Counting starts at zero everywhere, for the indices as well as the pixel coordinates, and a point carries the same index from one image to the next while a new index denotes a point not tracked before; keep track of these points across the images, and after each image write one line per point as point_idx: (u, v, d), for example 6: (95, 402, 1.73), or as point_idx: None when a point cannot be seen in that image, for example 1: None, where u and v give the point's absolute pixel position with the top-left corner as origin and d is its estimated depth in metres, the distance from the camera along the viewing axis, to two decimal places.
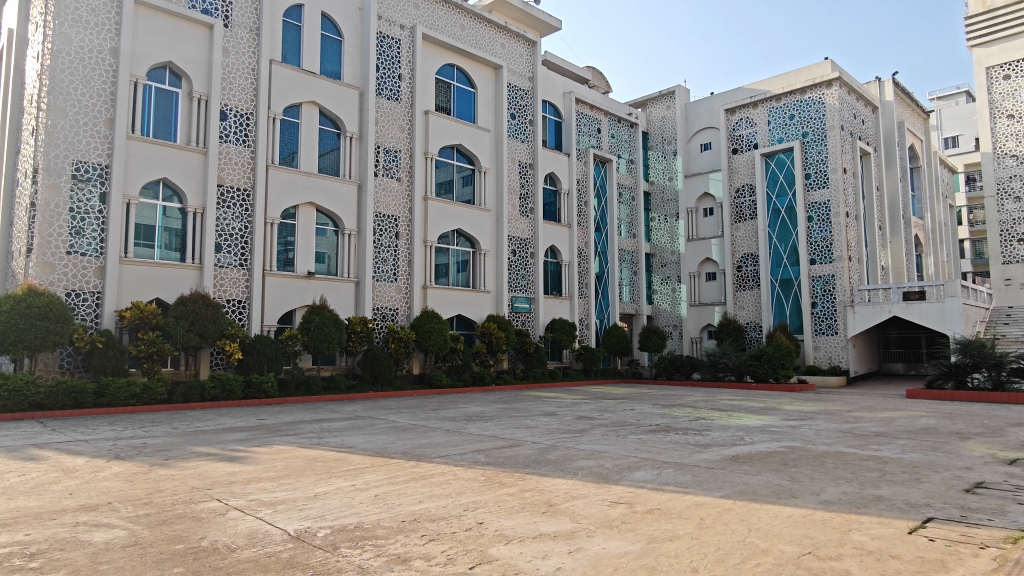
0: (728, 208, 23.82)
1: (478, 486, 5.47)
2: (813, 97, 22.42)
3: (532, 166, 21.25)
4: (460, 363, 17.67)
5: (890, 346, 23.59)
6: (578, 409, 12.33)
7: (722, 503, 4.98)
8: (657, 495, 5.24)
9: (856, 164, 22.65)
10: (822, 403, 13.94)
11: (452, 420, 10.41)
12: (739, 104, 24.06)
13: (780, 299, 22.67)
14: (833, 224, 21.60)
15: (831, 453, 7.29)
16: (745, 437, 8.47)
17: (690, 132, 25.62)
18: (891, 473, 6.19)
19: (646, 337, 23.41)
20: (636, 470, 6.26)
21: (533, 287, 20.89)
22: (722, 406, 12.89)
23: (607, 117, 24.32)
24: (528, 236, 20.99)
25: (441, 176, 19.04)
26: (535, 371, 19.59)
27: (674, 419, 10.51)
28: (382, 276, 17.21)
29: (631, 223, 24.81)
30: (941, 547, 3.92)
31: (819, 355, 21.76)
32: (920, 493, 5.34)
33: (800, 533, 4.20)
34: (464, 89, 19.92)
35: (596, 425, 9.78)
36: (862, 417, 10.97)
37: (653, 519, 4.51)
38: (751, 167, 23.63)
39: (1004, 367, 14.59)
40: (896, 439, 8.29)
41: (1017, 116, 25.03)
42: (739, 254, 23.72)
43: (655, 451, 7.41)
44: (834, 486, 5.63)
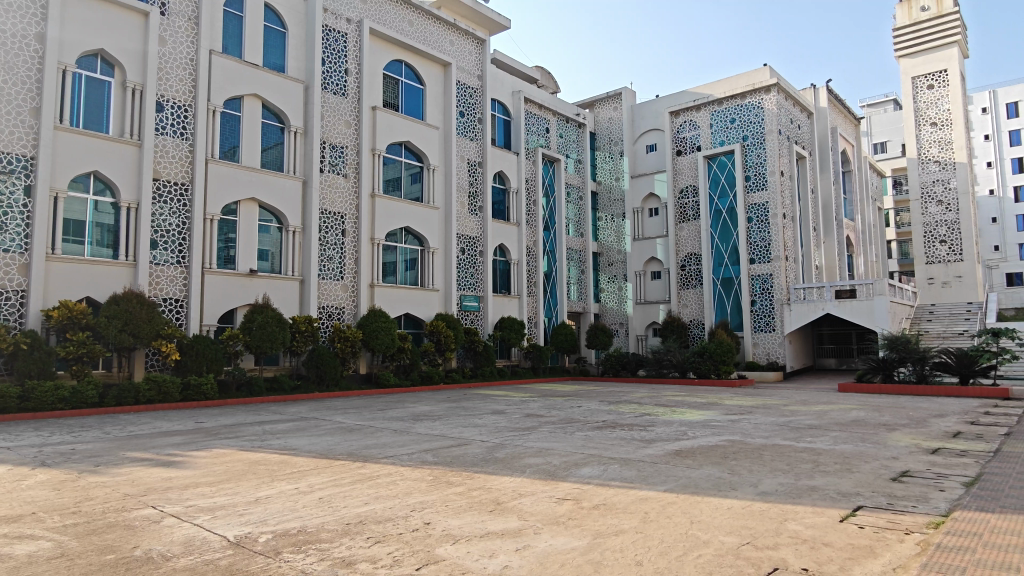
0: (672, 209, 24.39)
1: (425, 486, 5.43)
2: (753, 102, 23.14)
3: (481, 165, 21.22)
4: (408, 363, 17.50)
5: (823, 342, 24.61)
6: (526, 407, 12.40)
7: (665, 497, 5.09)
8: (603, 490, 5.31)
9: (792, 167, 23.54)
10: (760, 398, 14.40)
11: (399, 420, 10.30)
12: (683, 107, 24.62)
13: (721, 297, 23.37)
14: (771, 225, 22.39)
15: (768, 446, 7.55)
16: (688, 432, 8.69)
17: (636, 133, 26.08)
18: (824, 464, 6.46)
19: (593, 335, 23.69)
20: (583, 466, 6.33)
21: (482, 285, 20.87)
22: (666, 402, 13.18)
23: (555, 117, 24.51)
24: (477, 234, 20.94)
25: (389, 173, 18.79)
26: (483, 370, 19.57)
27: (620, 415, 10.68)
28: (328, 274, 16.87)
29: (579, 223, 25.09)
30: (870, 534, 4.12)
31: (758, 351, 22.50)
32: (851, 483, 5.60)
33: (739, 525, 4.33)
34: (412, 86, 19.74)
35: (544, 423, 9.84)
36: (797, 410, 11.41)
37: (599, 514, 4.57)
38: (694, 169, 24.28)
39: (927, 361, 15.43)
40: (829, 431, 8.65)
41: (939, 124, 26.49)
42: (683, 254, 24.32)
43: (601, 447, 7.51)
44: (771, 478, 5.83)
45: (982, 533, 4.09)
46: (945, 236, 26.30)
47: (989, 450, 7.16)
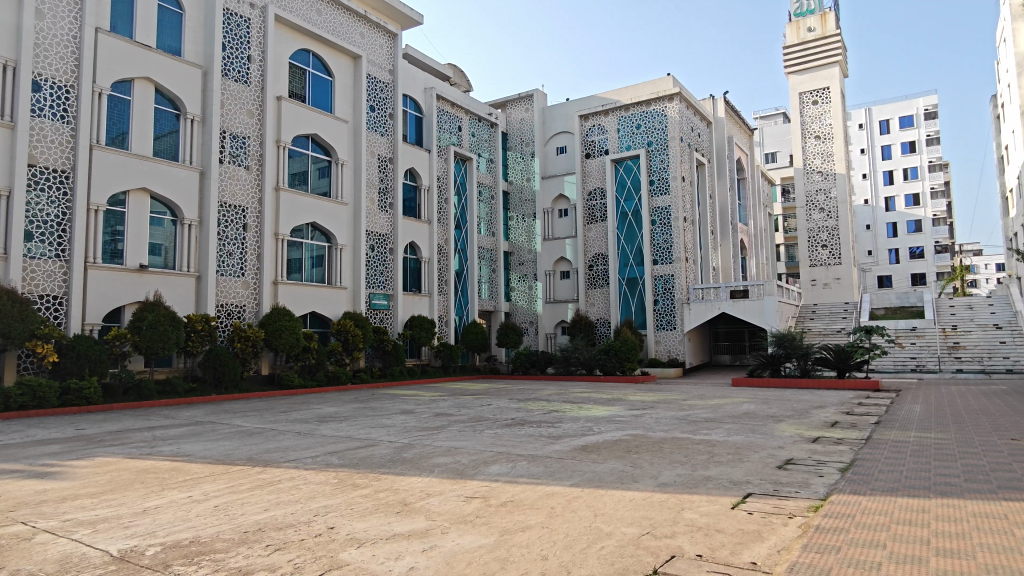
0: (581, 210, 24.99)
1: (330, 489, 5.29)
2: (657, 109, 24.08)
3: (391, 161, 20.86)
4: (313, 363, 16.95)
5: (719, 339, 26.03)
6: (436, 406, 12.33)
7: (571, 492, 5.21)
8: (510, 487, 5.38)
9: (692, 173, 24.72)
10: (661, 393, 15.03)
11: (303, 422, 9.97)
12: (592, 111, 25.26)
13: (626, 297, 24.18)
14: (673, 228, 23.42)
15: (668, 439, 7.91)
16: (593, 427, 8.93)
17: (546, 135, 26.49)
18: (718, 455, 6.84)
19: (503, 333, 23.85)
20: (491, 464, 6.37)
21: (392, 283, 20.54)
22: (574, 399, 13.47)
23: (467, 116, 24.47)
24: (386, 232, 20.57)
25: (294, 166, 18.11)
26: (392, 370, 19.24)
27: (529, 413, 10.83)
28: (227, 270, 16.04)
29: (490, 221, 25.23)
30: (758, 519, 4.41)
31: (660, 348, 23.48)
32: (742, 471, 5.96)
33: (640, 515, 4.51)
34: (320, 77, 19.12)
35: (454, 422, 9.83)
36: (695, 405, 12.01)
37: (507, 511, 4.63)
38: (601, 172, 25.01)
39: (810, 357, 16.66)
40: (723, 424, 9.17)
41: (823, 137, 28.63)
42: (591, 254, 24.98)
43: (509, 445, 7.59)
44: (670, 469, 6.10)
45: (854, 514, 4.47)
46: (826, 241, 28.46)
47: (861, 438, 7.83)
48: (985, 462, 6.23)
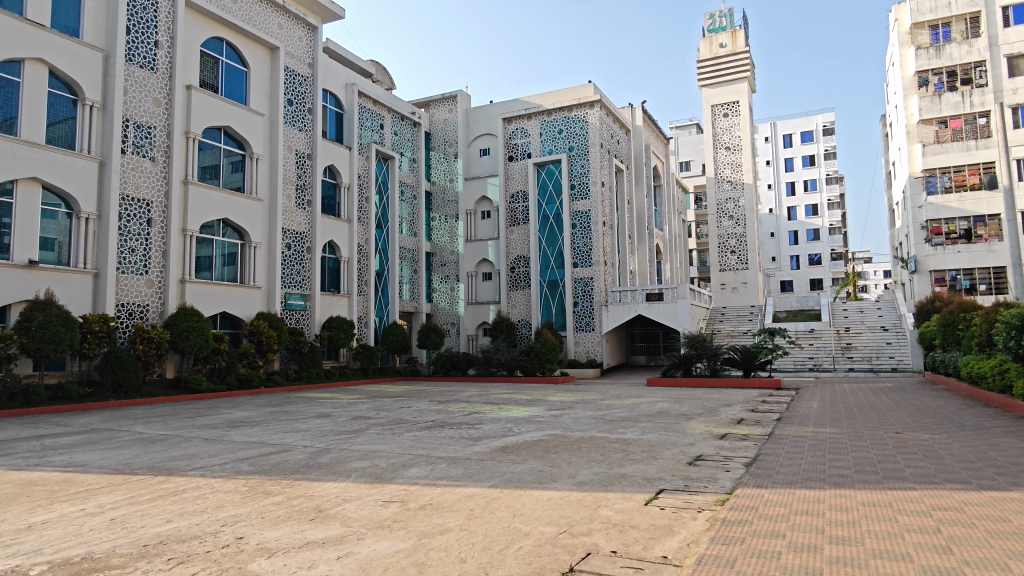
0: (504, 212, 25.13)
1: (239, 498, 5.07)
2: (578, 115, 24.57)
3: (310, 157, 20.24)
4: (223, 366, 16.19)
5: (635, 340, 26.86)
6: (354, 409, 12.07)
7: (490, 493, 5.23)
8: (429, 490, 5.34)
9: (612, 179, 25.37)
10: (579, 393, 15.36)
11: (212, 428, 9.51)
12: (515, 114, 25.47)
13: (547, 298, 24.51)
14: (592, 232, 23.98)
15: (585, 438, 8.09)
16: (513, 428, 9.01)
17: (470, 137, 26.47)
18: (633, 452, 7.05)
19: (424, 334, 23.65)
20: (410, 467, 6.30)
21: (309, 283, 19.94)
22: (494, 400, 13.51)
23: (390, 114, 24.10)
24: (304, 230, 19.94)
25: (205, 159, 17.27)
26: (309, 372, 18.65)
27: (449, 415, 10.79)
28: (129, 267, 15.07)
29: (412, 222, 24.95)
30: (669, 514, 4.58)
31: (579, 349, 23.98)
32: (654, 468, 6.17)
33: (557, 514, 4.58)
34: (234, 67, 18.31)
35: (372, 425, 9.66)
36: (611, 404, 12.33)
37: (425, 514, 4.59)
38: (524, 175, 25.23)
39: (719, 357, 17.45)
40: (638, 422, 9.47)
41: (733, 148, 30.09)
42: (513, 255, 25.16)
43: (429, 447, 7.53)
44: (587, 468, 6.24)
45: (757, 507, 4.73)
46: (735, 247, 29.94)
47: (764, 434, 8.28)
48: (873, 454, 6.74)
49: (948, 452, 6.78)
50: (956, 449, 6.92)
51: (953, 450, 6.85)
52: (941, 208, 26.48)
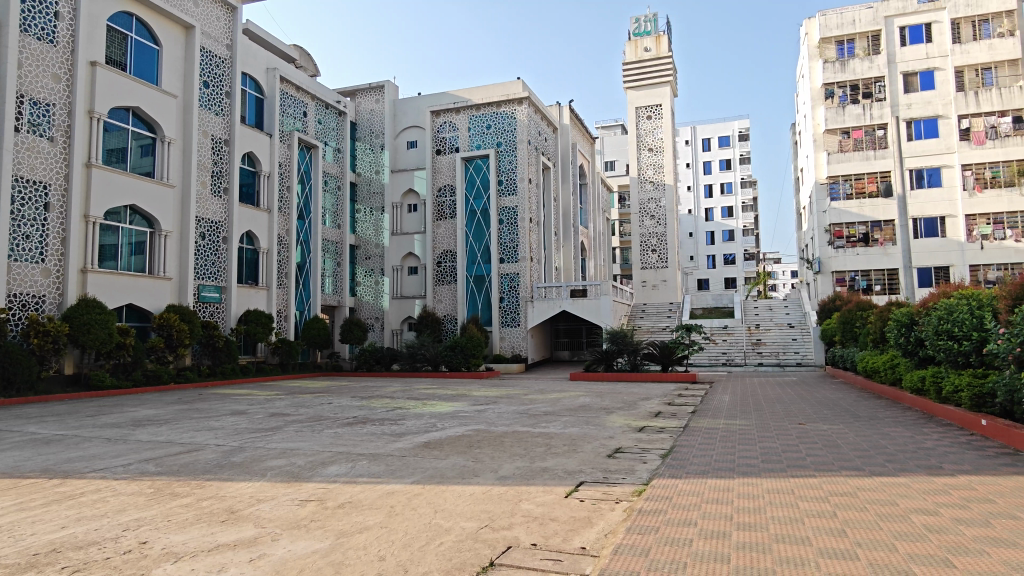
0: (430, 206, 24.92)
1: (143, 500, 4.80)
2: (507, 111, 24.66)
3: (227, 144, 19.36)
4: (129, 361, 15.30)
5: (559, 336, 27.28)
6: (271, 406, 11.66)
7: (411, 489, 5.18)
8: (349, 488, 5.23)
9: (539, 176, 25.59)
10: (503, 388, 15.44)
11: (115, 427, 8.96)
12: (444, 108, 25.31)
13: (473, 293, 24.49)
14: (518, 228, 24.14)
15: (509, 432, 8.16)
16: (436, 423, 8.96)
17: (397, 129, 26.07)
18: (554, 446, 7.16)
19: (347, 329, 23.17)
20: (330, 465, 6.15)
21: (225, 275, 19.09)
22: (418, 395, 13.40)
23: (313, 101, 23.36)
24: (220, 219, 19.08)
25: (111, 141, 16.21)
26: (223, 367, 17.91)
27: (371, 410, 10.61)
28: (22, 256, 13.97)
29: (336, 213, 24.35)
30: (588, 506, 4.69)
31: (504, 345, 24.14)
32: (575, 461, 6.30)
33: (479, 509, 4.60)
34: (145, 45, 17.26)
35: (290, 422, 9.37)
36: (535, 399, 12.48)
37: (344, 513, 4.49)
38: (451, 169, 25.09)
39: (639, 352, 18.02)
40: (560, 416, 9.62)
41: (655, 149, 30.99)
42: (439, 250, 24.99)
43: (349, 444, 7.37)
44: (510, 462, 6.29)
45: (672, 496, 4.91)
46: (656, 246, 30.90)
47: (680, 426, 8.61)
48: (778, 445, 7.14)
49: (845, 441, 7.28)
50: (852, 438, 7.43)
51: (849, 439, 7.36)
52: (843, 213, 28.30)
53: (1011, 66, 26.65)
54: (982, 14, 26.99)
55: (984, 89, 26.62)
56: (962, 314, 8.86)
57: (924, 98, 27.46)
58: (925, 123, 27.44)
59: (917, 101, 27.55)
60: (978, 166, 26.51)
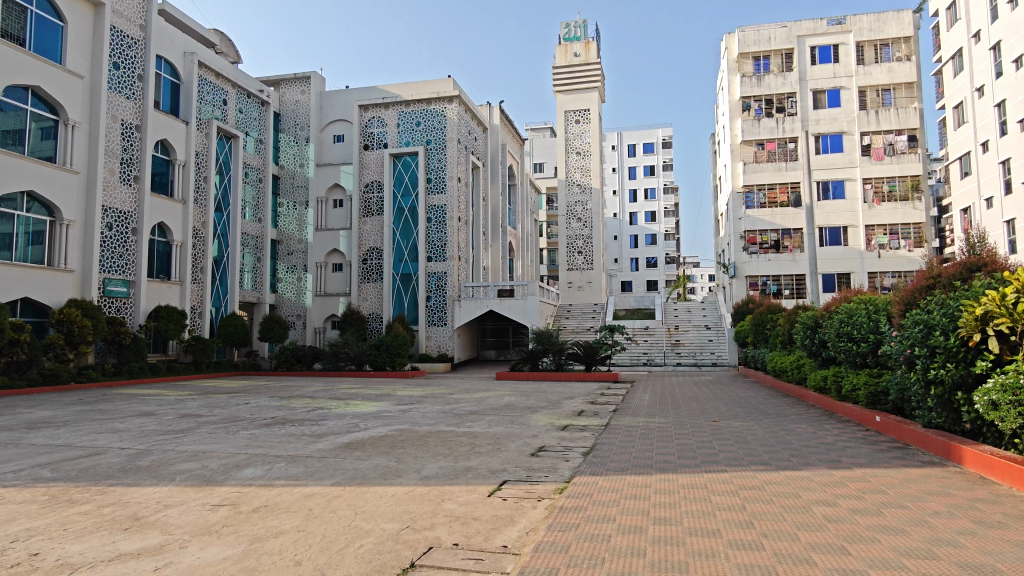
0: (357, 202, 24.43)
1: (36, 509, 4.47)
2: (436, 109, 24.43)
3: (138, 129, 18.27)
4: (24, 359, 14.19)
5: (486, 335, 27.35)
6: (183, 406, 11.11)
7: (330, 491, 5.06)
8: (265, 491, 5.06)
9: (468, 175, 25.53)
10: (428, 388, 15.32)
11: (5, 430, 8.30)
12: (372, 103, 24.85)
13: (399, 291, 24.18)
14: (447, 226, 23.99)
15: (433, 432, 8.11)
16: (359, 424, 8.79)
17: (323, 122, 25.40)
18: (479, 445, 7.17)
19: (266, 327, 22.36)
20: (245, 468, 5.93)
21: (134, 268, 18.02)
22: (340, 395, 13.12)
23: (234, 89, 22.40)
24: (130, 208, 17.99)
25: (6, 122, 15.05)
26: (130, 366, 16.91)
27: (291, 411, 10.30)
28: None
29: (257, 207, 23.47)
30: (511, 504, 4.73)
31: (430, 344, 23.98)
32: (499, 461, 6.32)
33: (401, 510, 4.55)
34: (47, 20, 16.06)
35: (204, 423, 8.96)
36: (460, 398, 12.47)
37: (259, 517, 4.35)
38: (379, 165, 24.67)
39: (564, 352, 18.29)
40: (485, 416, 9.64)
41: (583, 153, 31.54)
42: (365, 247, 24.52)
43: (267, 446, 7.13)
44: (434, 462, 6.25)
45: (592, 493, 5.01)
46: (582, 248, 31.48)
47: (601, 425, 8.81)
48: (693, 441, 7.43)
49: (754, 437, 7.66)
50: (761, 434, 7.84)
51: (758, 435, 7.76)
52: (757, 221, 29.70)
53: (908, 89, 28.85)
54: (883, 38, 29.04)
55: (884, 109, 28.68)
56: (860, 317, 9.50)
57: (831, 114, 29.23)
58: (831, 138, 29.24)
59: (825, 117, 29.32)
60: (877, 180, 28.56)
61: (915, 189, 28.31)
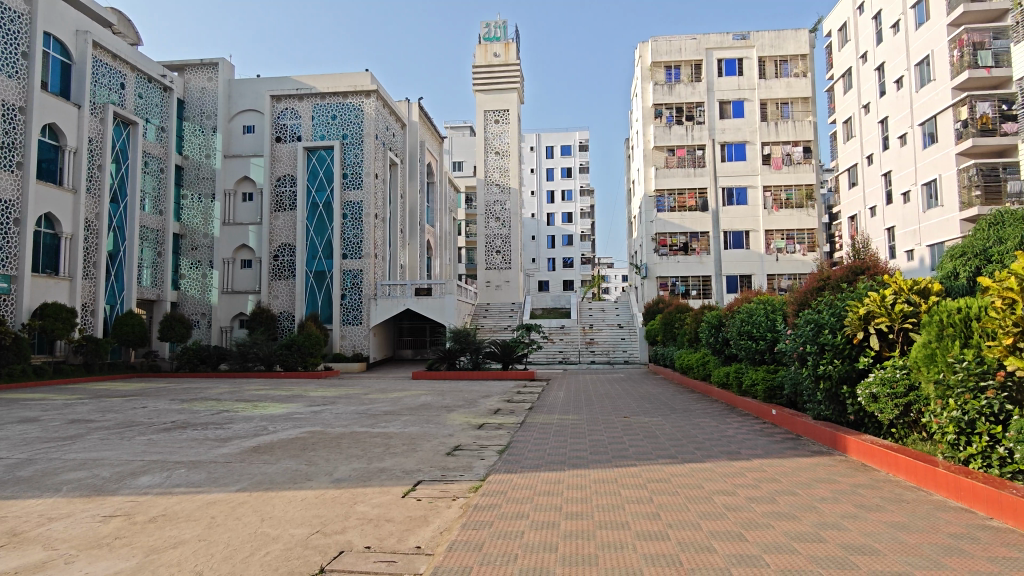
0: (267, 196, 23.53)
1: None
2: (353, 103, 23.83)
3: (22, 112, 16.81)
4: None
5: (402, 334, 27.05)
6: (71, 411, 10.30)
7: (236, 497, 4.85)
8: (163, 499, 4.78)
9: (385, 171, 25.07)
10: (341, 388, 14.96)
11: None
12: (285, 93, 23.93)
13: (312, 290, 23.47)
14: (363, 223, 23.41)
15: (346, 433, 7.92)
16: (268, 426, 8.47)
17: (231, 111, 24.25)
18: (393, 446, 7.07)
19: (167, 325, 21.11)
20: (140, 475, 5.59)
21: (17, 263, 16.56)
22: (247, 397, 12.58)
23: (133, 73, 20.97)
24: (12, 197, 16.53)
25: None
26: (10, 369, 15.50)
27: (193, 414, 9.77)
28: None
29: (158, 198, 22.14)
30: (425, 504, 4.70)
31: (345, 344, 23.42)
32: (414, 461, 6.27)
33: (310, 514, 4.42)
34: None
35: (95, 429, 8.34)
36: (374, 398, 12.26)
37: (156, 527, 4.11)
38: (292, 159, 23.83)
39: (480, 351, 18.34)
40: (400, 416, 9.52)
41: (502, 153, 31.71)
42: (276, 243, 23.65)
43: (166, 452, 6.74)
44: (346, 464, 6.12)
45: (506, 491, 5.06)
46: (500, 248, 31.64)
47: (517, 422, 8.90)
48: (605, 437, 7.64)
49: (662, 432, 7.97)
50: (668, 429, 8.17)
51: (665, 430, 8.08)
52: (667, 224, 30.88)
53: (804, 103, 30.84)
54: (782, 55, 30.94)
55: (783, 121, 30.55)
56: (758, 317, 10.06)
57: (736, 124, 30.81)
58: (735, 147, 30.82)
59: (730, 127, 30.87)
60: (776, 188, 30.37)
61: (809, 198, 30.30)
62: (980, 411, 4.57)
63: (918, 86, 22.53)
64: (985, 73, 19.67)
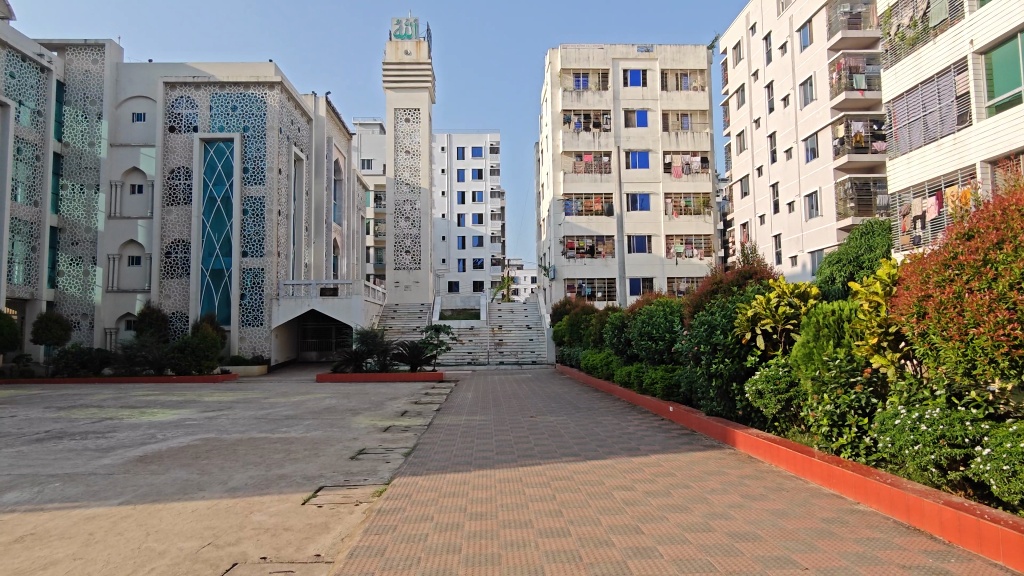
0: (159, 189, 22.08)
1: None
2: (255, 94, 22.81)
3: None
4: None
5: (307, 335, 26.17)
6: None
7: (118, 511, 4.53)
8: (33, 517, 4.39)
9: (289, 166, 24.13)
10: (240, 392, 14.27)
11: None
12: (179, 80, 22.53)
13: (209, 289, 22.28)
14: (265, 220, 22.40)
15: (244, 440, 7.58)
16: (157, 434, 7.96)
17: (119, 97, 22.59)
18: (294, 452, 6.83)
19: (42, 327, 19.38)
20: (6, 492, 5.09)
21: None
22: (133, 403, 11.75)
23: (4, 50, 19.09)
24: None
25: None
26: None
27: (71, 423, 9.02)
28: None
29: (32, 189, 20.35)
30: (327, 511, 4.57)
31: (244, 345, 22.39)
32: (316, 466, 6.09)
33: (202, 526, 4.20)
34: None
35: None
36: (275, 402, 11.79)
37: (23, 547, 3.77)
38: (187, 150, 22.51)
39: (388, 352, 18.03)
40: (302, 420, 9.20)
41: (412, 152, 31.35)
42: (168, 240, 22.27)
43: (38, 464, 6.18)
44: (243, 472, 5.85)
45: (411, 493, 5.02)
46: (410, 247, 31.15)
47: (424, 424, 8.83)
48: (511, 437, 7.72)
49: (566, 431, 8.14)
50: (573, 427, 8.38)
51: (570, 429, 8.27)
52: (574, 227, 31.58)
53: (701, 116, 32.46)
54: (683, 68, 32.45)
55: (683, 132, 32.06)
56: (658, 318, 10.51)
57: (639, 133, 32.02)
58: (639, 154, 32.02)
59: (634, 135, 32.04)
60: (676, 195, 31.83)
61: (706, 205, 31.97)
62: (850, 405, 5.01)
63: (803, 104, 24.28)
64: (859, 95, 21.45)
